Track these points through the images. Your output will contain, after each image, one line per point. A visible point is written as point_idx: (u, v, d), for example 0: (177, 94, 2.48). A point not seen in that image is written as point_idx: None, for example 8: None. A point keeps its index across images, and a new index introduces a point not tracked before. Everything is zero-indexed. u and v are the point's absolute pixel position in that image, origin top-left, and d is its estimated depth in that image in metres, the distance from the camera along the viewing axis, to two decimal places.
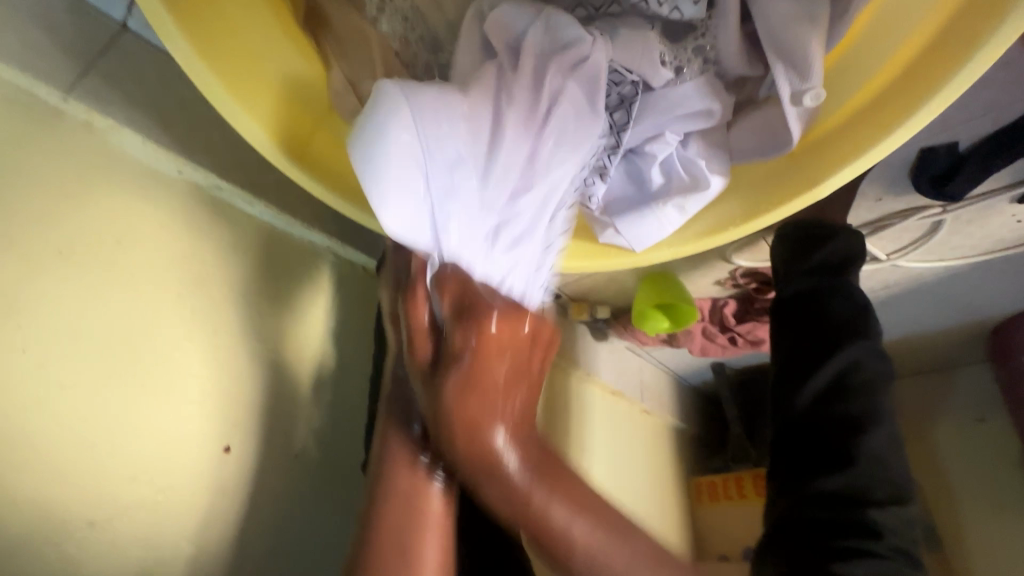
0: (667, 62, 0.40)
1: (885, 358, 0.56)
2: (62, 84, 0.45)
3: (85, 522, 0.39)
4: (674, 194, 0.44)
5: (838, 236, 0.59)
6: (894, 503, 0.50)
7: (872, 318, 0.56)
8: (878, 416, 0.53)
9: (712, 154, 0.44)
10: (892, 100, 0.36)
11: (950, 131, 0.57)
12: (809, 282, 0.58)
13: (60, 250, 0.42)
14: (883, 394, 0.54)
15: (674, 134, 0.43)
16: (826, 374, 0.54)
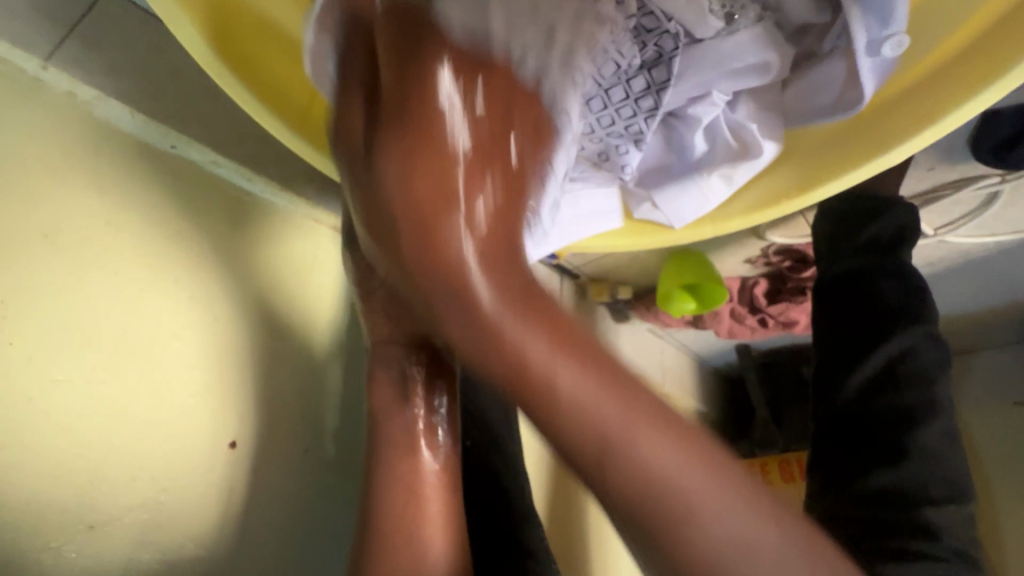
0: (716, 10, 0.35)
1: (941, 344, 0.51)
2: (41, 50, 0.41)
3: (84, 526, 0.37)
4: (720, 162, 0.40)
5: (891, 210, 0.53)
6: (951, 502, 0.48)
7: (929, 299, 0.52)
8: (935, 408, 0.49)
9: (764, 117, 0.38)
10: (982, 51, 0.31)
11: (1021, 91, 0.52)
12: (856, 261, 0.53)
13: (45, 235, 0.39)
14: (940, 384, 0.50)
15: (721, 93, 0.37)
16: (876, 363, 0.50)
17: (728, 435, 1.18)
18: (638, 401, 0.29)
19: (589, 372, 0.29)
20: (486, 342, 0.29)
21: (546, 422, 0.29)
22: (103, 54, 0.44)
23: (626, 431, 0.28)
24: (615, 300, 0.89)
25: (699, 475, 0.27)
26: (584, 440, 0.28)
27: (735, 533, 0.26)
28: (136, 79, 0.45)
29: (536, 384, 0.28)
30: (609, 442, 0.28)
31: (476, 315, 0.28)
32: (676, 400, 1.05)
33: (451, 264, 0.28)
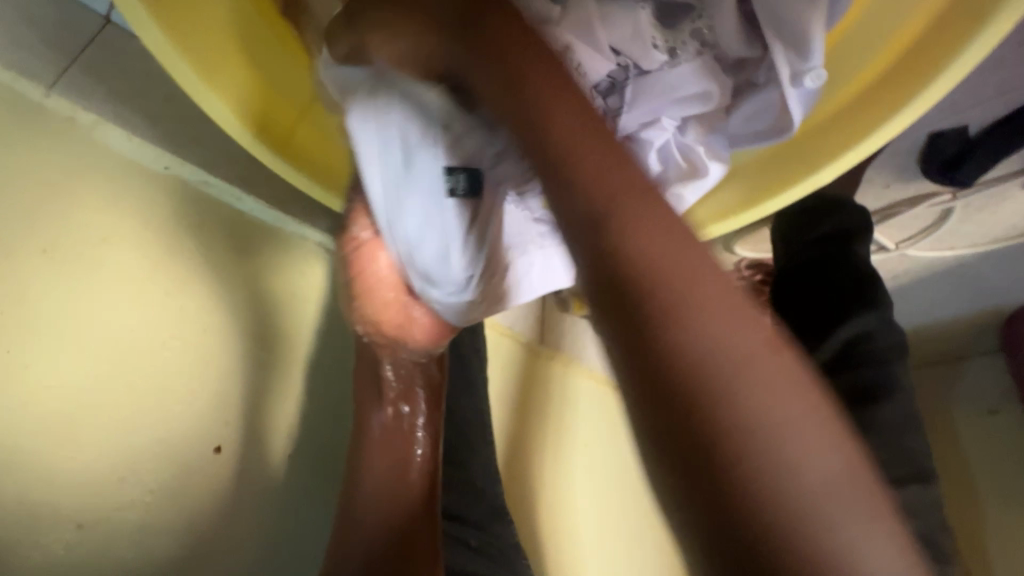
0: (659, 45, 0.39)
1: (896, 329, 0.54)
2: (45, 80, 0.45)
3: (73, 525, 0.39)
4: (674, 181, 0.42)
5: (844, 208, 0.57)
6: (916, 481, 0.48)
7: (880, 288, 0.55)
8: (891, 388, 0.51)
9: (711, 140, 0.42)
10: (893, 81, 0.35)
11: (959, 115, 0.56)
12: (813, 252, 0.56)
13: (44, 249, 0.42)
14: (894, 364, 0.52)
15: (671, 119, 0.41)
16: (832, 343, 0.52)
17: None
18: (779, 350, 0.25)
19: (771, 355, 0.24)
20: (663, 312, 0.24)
21: (749, 491, 0.21)
22: (102, 82, 0.47)
23: (697, 302, 0.24)
24: (597, 314, 0.91)
25: (811, 420, 0.23)
26: (746, 340, 0.24)
27: (824, 480, 0.22)
28: (133, 105, 0.49)
29: (650, 300, 0.24)
30: (707, 368, 0.23)
31: (625, 224, 0.26)
32: None
33: (622, 224, 0.26)
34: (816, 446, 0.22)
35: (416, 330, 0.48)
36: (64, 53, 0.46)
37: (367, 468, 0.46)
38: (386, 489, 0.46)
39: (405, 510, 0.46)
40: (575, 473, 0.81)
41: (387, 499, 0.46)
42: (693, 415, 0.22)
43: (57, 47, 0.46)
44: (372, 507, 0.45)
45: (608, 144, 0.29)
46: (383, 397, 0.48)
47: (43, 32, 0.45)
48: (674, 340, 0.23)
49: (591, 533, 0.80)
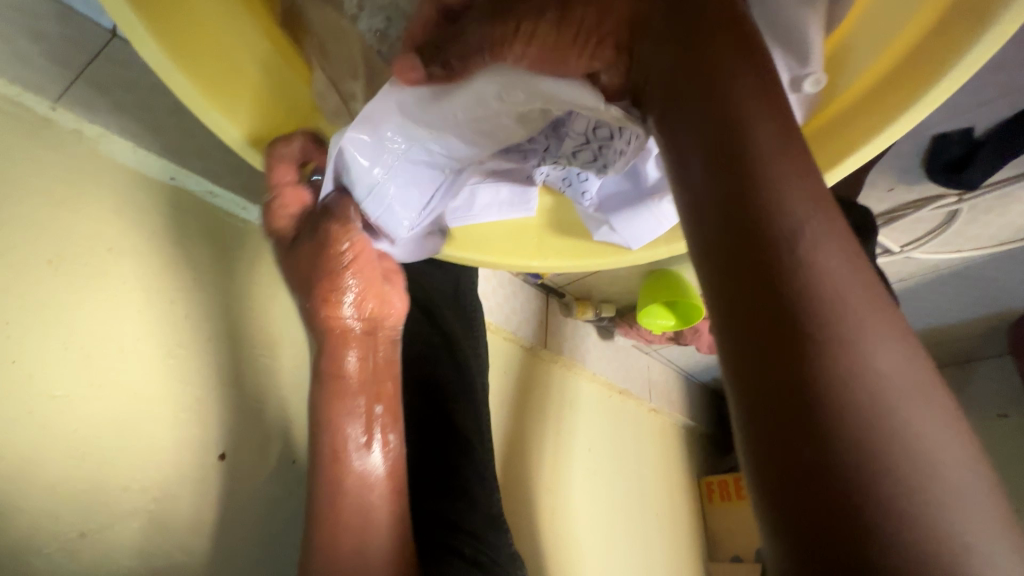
0: None
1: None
2: (50, 93, 0.45)
3: (77, 533, 0.39)
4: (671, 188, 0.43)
5: (847, 210, 0.57)
6: None
7: None
8: None
9: None
10: (891, 88, 0.34)
11: (964, 117, 0.55)
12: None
13: (50, 260, 0.42)
14: None
15: None
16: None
17: (718, 450, 1.19)
18: (903, 338, 0.22)
19: (895, 336, 0.21)
20: (786, 249, 0.22)
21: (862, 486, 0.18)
22: (106, 94, 0.48)
23: (857, 319, 0.21)
24: (600, 317, 0.91)
25: (921, 398, 0.20)
26: (879, 348, 0.21)
27: (937, 447, 0.19)
28: (137, 117, 0.49)
29: (774, 266, 0.22)
30: (823, 320, 0.21)
31: (757, 167, 0.24)
32: (664, 415, 1.06)
33: (775, 186, 0.23)
34: (932, 413, 0.20)
35: (388, 321, 0.46)
36: (70, 66, 0.47)
37: (331, 484, 0.44)
38: (359, 488, 0.44)
39: (373, 526, 0.44)
40: (578, 477, 0.81)
41: (355, 513, 0.44)
42: (786, 413, 0.20)
43: (63, 60, 0.47)
44: (338, 519, 0.43)
45: (765, 93, 0.27)
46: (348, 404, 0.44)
47: (48, 45, 0.46)
48: (806, 279, 0.21)
49: (594, 536, 0.80)
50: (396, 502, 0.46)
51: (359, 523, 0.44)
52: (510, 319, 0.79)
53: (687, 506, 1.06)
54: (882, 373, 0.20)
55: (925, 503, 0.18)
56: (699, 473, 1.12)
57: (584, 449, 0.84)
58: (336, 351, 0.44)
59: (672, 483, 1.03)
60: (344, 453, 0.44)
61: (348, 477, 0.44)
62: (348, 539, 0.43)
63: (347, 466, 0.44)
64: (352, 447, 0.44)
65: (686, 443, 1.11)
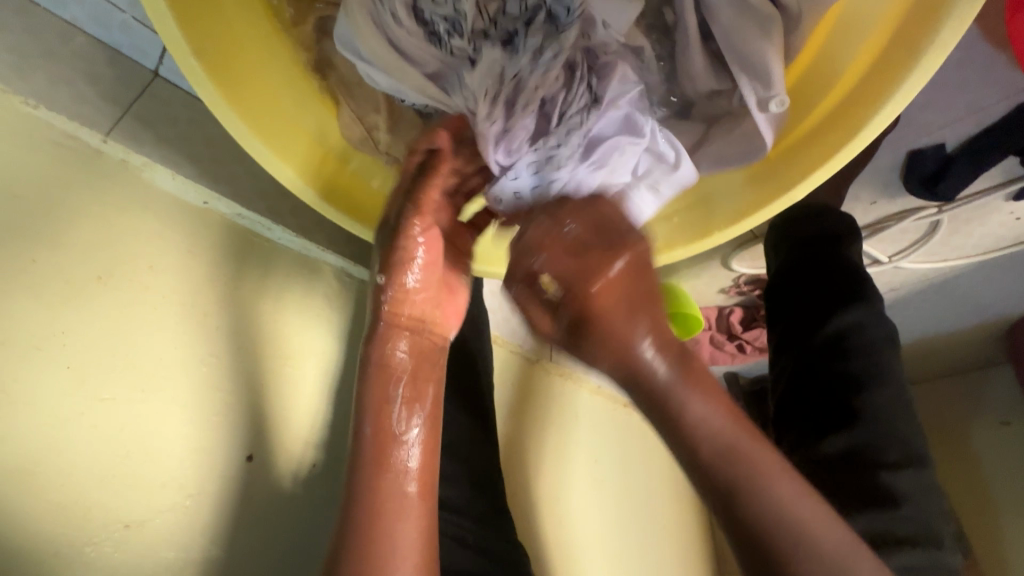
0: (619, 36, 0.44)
1: (887, 322, 0.56)
2: (102, 129, 0.51)
3: (122, 525, 0.43)
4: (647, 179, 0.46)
5: (828, 213, 0.60)
6: (909, 467, 0.50)
7: (871, 287, 0.57)
8: (884, 376, 0.53)
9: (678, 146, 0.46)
10: (852, 108, 0.38)
11: (937, 133, 0.59)
12: (804, 253, 0.59)
13: (99, 277, 0.47)
14: (887, 355, 0.54)
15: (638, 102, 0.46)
16: (825, 336, 0.55)
17: None
18: (795, 478, 0.37)
19: (772, 462, 0.38)
20: (714, 449, 0.38)
21: (746, 510, 0.36)
22: (150, 129, 0.54)
23: (727, 438, 0.38)
24: None
25: (811, 511, 0.36)
26: (751, 467, 0.37)
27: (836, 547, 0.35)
28: (177, 148, 0.55)
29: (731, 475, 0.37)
30: (786, 533, 0.35)
31: (662, 380, 0.39)
32: None
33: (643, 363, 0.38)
34: (785, 494, 0.36)
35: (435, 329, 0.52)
36: (119, 105, 0.52)
37: (368, 488, 0.46)
38: (377, 485, 0.46)
39: (407, 511, 0.47)
40: (584, 487, 0.84)
41: (379, 466, 0.47)
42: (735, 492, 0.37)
43: (114, 100, 0.52)
44: (384, 491, 0.46)
45: (678, 365, 0.40)
46: (393, 387, 0.49)
47: (100, 87, 0.52)
48: (725, 469, 0.37)
49: (600, 546, 0.82)
50: (427, 496, 0.48)
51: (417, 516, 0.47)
52: (516, 332, 0.82)
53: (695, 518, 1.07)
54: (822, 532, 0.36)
55: (783, 551, 0.35)
56: None
57: (591, 458, 0.87)
58: (385, 342, 0.50)
59: (680, 495, 1.04)
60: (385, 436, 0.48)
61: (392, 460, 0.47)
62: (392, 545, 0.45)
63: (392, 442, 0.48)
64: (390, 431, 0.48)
65: None
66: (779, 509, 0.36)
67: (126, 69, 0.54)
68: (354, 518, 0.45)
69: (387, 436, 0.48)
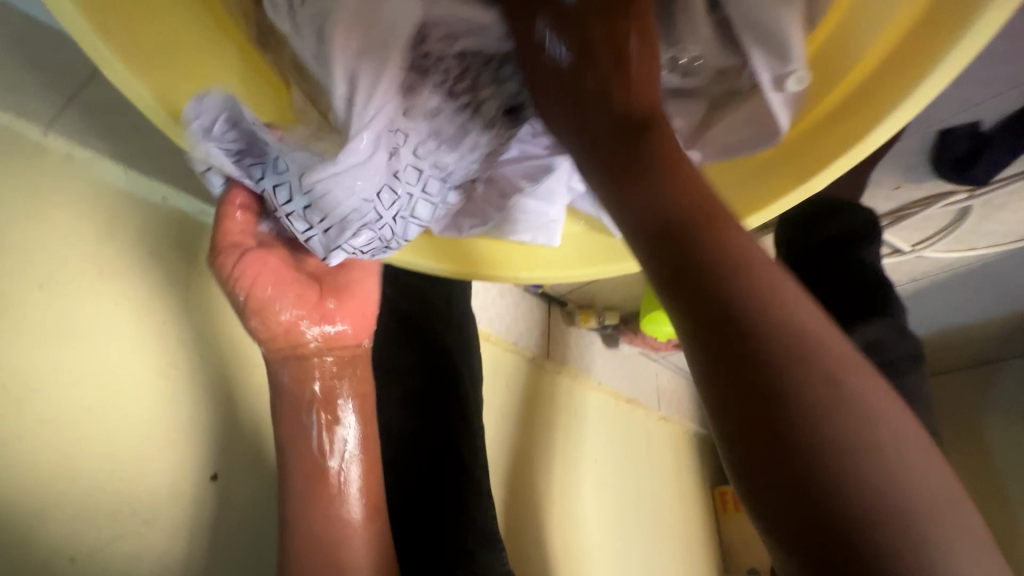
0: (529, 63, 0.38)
1: (911, 335, 0.50)
2: (42, 119, 0.46)
3: (67, 558, 0.39)
4: None
5: (845, 211, 0.55)
6: None
7: (891, 297, 0.52)
8: (912, 397, 0.45)
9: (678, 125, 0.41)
10: (885, 83, 0.32)
11: (972, 110, 0.53)
12: (814, 258, 0.55)
13: (42, 284, 0.43)
14: (913, 373, 0.47)
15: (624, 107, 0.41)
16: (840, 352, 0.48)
17: None
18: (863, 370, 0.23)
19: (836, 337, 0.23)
20: (791, 353, 0.22)
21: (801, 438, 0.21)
22: (98, 118, 0.49)
23: (779, 291, 0.23)
24: (604, 326, 0.90)
25: (917, 452, 0.21)
26: (810, 313, 0.23)
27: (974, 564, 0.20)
28: (130, 138, 0.50)
29: (768, 379, 0.22)
30: (850, 463, 0.21)
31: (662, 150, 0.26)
32: (673, 423, 1.04)
33: (738, 265, 0.23)
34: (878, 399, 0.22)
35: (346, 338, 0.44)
36: (62, 91, 0.47)
37: (313, 519, 0.42)
38: (323, 521, 0.42)
39: (353, 537, 0.42)
40: (583, 489, 0.80)
41: (330, 495, 0.43)
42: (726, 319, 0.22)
43: (56, 86, 0.47)
44: (314, 508, 0.42)
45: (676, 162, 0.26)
46: (306, 405, 0.42)
47: (39, 71, 0.47)
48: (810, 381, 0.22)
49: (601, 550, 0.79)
50: (373, 508, 0.44)
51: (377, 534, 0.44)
52: (510, 329, 0.78)
53: (700, 515, 1.03)
54: (911, 462, 0.21)
55: (882, 483, 0.20)
56: (711, 482, 1.10)
57: (589, 459, 0.83)
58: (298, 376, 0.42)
59: (684, 492, 1.01)
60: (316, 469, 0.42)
61: (330, 506, 0.42)
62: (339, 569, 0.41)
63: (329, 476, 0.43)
64: (319, 463, 0.43)
65: (697, 451, 1.09)
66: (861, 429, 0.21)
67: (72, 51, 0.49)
68: (293, 547, 0.42)
69: (318, 444, 0.43)
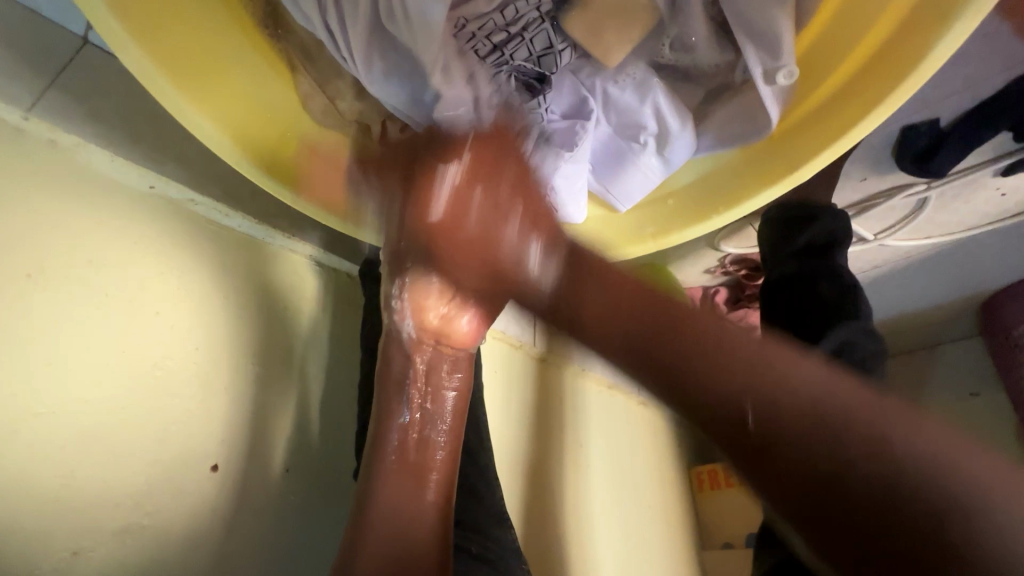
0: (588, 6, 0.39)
1: (876, 337, 0.56)
2: (23, 103, 0.44)
3: (69, 553, 0.38)
4: (652, 146, 0.43)
5: (822, 219, 0.60)
6: None
7: (861, 297, 0.57)
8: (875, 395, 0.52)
9: (677, 108, 0.41)
10: (867, 81, 0.35)
11: (931, 108, 0.57)
12: (795, 264, 0.59)
13: (29, 274, 0.41)
14: (878, 374, 0.54)
15: (644, 83, 0.40)
16: (818, 355, 0.54)
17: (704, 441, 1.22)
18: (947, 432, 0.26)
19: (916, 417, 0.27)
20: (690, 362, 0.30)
21: (757, 408, 0.28)
22: (83, 104, 0.47)
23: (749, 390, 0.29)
24: None
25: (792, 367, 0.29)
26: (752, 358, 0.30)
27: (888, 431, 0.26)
28: (115, 126, 0.49)
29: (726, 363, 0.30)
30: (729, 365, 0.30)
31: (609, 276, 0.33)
32: (653, 408, 1.08)
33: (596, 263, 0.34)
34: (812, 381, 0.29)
35: (456, 338, 0.44)
36: (44, 76, 0.46)
37: (383, 501, 0.40)
38: (394, 498, 0.41)
39: (424, 519, 0.41)
40: (570, 476, 0.83)
41: (413, 477, 0.42)
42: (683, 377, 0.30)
43: (37, 71, 0.46)
44: (397, 489, 0.41)
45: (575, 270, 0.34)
46: (405, 382, 0.43)
47: (18, 55, 0.45)
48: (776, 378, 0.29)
49: (585, 532, 0.82)
50: (447, 496, 0.43)
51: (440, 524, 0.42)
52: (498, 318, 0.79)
53: (678, 494, 1.07)
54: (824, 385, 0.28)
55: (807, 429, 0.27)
56: (687, 464, 1.14)
57: (574, 443, 0.86)
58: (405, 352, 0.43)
59: (664, 474, 1.05)
60: (423, 439, 0.43)
61: (417, 493, 0.41)
62: (408, 550, 0.39)
63: (422, 449, 0.43)
64: (404, 429, 0.42)
65: (675, 434, 1.13)
66: (876, 442, 0.26)
67: (51, 35, 0.48)
68: (369, 522, 0.40)
69: (415, 426, 0.43)
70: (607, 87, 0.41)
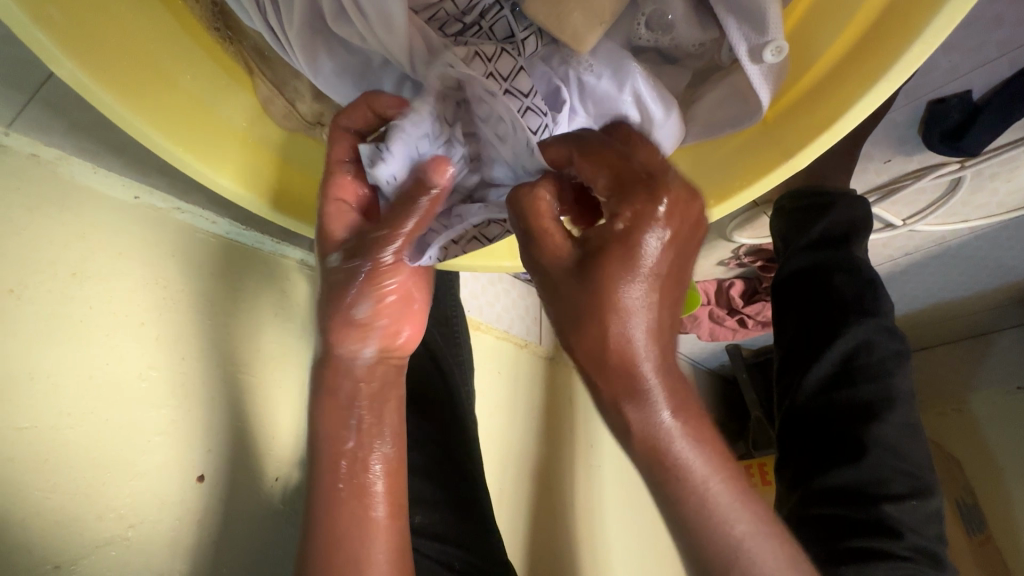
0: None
1: (897, 336, 0.51)
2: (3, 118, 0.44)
3: (51, 566, 0.39)
4: None
5: (838, 205, 0.55)
6: (915, 496, 0.46)
7: (882, 291, 0.52)
8: (894, 400, 0.48)
9: (660, 95, 0.38)
10: (867, 54, 0.31)
11: (962, 79, 0.52)
12: (809, 258, 0.54)
13: (11, 288, 0.41)
14: (899, 375, 0.50)
15: (616, 68, 0.37)
16: (832, 358, 0.50)
17: (725, 437, 1.18)
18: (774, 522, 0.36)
19: (732, 488, 0.36)
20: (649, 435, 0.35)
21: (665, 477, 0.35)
22: None
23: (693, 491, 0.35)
24: None
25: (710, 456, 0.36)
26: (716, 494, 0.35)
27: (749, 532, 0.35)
28: None
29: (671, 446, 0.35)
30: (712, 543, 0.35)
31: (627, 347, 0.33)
32: None
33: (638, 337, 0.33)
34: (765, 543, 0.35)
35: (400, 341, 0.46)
36: None
37: (330, 519, 0.44)
38: (348, 524, 0.44)
39: (376, 537, 0.45)
40: (581, 478, 0.81)
41: (357, 499, 0.45)
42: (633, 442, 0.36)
43: None
44: (347, 517, 0.44)
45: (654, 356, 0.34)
46: (348, 406, 0.45)
47: None
48: (662, 444, 0.35)
49: (597, 534, 0.80)
50: (397, 517, 0.47)
51: (394, 543, 0.46)
52: (502, 317, 0.78)
53: None
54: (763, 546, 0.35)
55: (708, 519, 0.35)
56: None
57: (585, 443, 0.84)
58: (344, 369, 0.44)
59: None
60: (362, 462, 0.46)
61: (365, 523, 0.45)
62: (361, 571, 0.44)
63: (366, 472, 0.46)
64: (350, 462, 0.45)
65: None
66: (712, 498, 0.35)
67: None
68: (319, 536, 0.44)
69: (356, 449, 0.46)
70: (581, 75, 0.38)
